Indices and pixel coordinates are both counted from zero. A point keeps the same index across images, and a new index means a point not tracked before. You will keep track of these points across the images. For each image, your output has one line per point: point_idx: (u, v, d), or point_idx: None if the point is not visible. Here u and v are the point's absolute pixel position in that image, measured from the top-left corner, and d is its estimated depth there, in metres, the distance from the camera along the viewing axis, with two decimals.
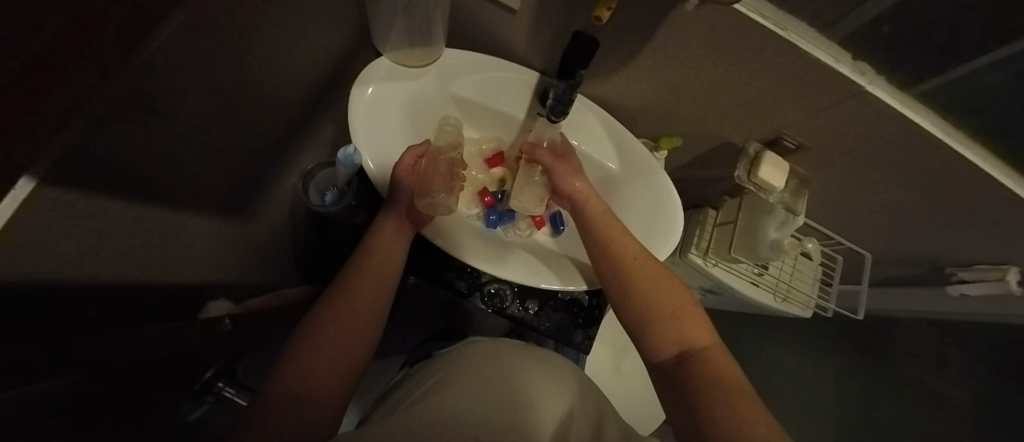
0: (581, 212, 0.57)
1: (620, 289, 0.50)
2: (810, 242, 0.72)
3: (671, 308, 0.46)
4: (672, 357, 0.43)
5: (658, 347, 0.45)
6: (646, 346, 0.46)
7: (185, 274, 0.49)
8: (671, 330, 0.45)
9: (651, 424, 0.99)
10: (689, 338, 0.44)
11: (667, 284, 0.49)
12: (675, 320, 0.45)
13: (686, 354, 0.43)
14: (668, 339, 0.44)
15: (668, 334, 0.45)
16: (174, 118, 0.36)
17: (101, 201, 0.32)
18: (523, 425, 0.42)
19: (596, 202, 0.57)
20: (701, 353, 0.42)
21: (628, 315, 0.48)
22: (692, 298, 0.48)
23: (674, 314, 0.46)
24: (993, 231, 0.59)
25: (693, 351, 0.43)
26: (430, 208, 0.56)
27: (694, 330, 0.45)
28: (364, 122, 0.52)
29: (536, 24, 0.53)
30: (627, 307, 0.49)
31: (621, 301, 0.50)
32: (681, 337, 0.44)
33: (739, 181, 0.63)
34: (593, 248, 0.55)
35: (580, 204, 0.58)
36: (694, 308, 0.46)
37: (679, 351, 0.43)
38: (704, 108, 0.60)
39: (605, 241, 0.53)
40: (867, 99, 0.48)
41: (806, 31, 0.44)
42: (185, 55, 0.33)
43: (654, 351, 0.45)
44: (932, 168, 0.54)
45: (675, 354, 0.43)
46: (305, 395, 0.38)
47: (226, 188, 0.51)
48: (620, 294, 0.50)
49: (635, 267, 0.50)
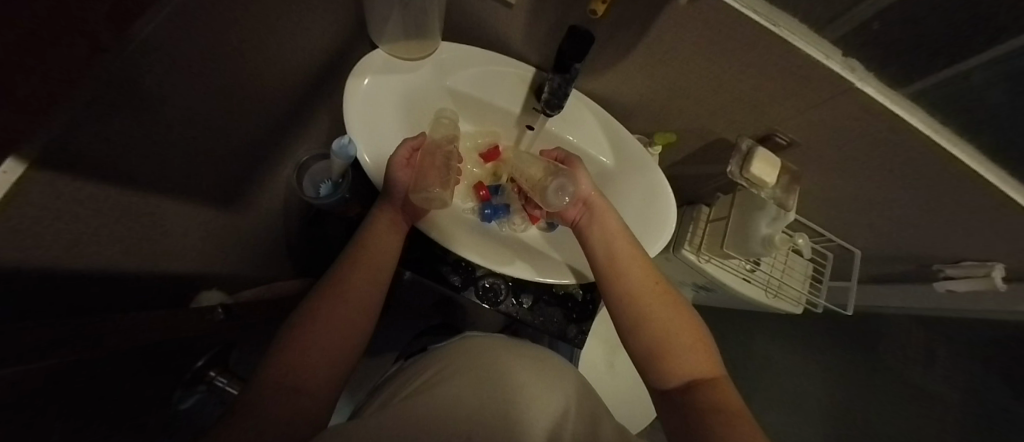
0: (586, 225, 0.55)
1: (629, 311, 0.47)
2: (801, 238, 0.71)
3: (680, 336, 0.44)
4: (677, 387, 0.42)
5: (664, 375, 0.43)
6: (650, 373, 0.44)
7: (176, 264, 0.49)
8: (678, 358, 0.43)
9: (642, 420, 1.01)
10: (695, 367, 0.42)
11: (676, 310, 0.46)
12: (683, 348, 0.43)
13: (692, 384, 0.41)
14: (674, 368, 0.42)
15: (675, 362, 0.42)
16: (166, 106, 0.36)
17: (90, 187, 0.32)
18: (515, 421, 0.42)
19: (608, 216, 0.54)
20: (707, 384, 0.41)
21: (634, 338, 0.46)
22: (700, 324, 0.46)
23: (685, 341, 0.44)
24: (979, 228, 0.60)
25: (699, 381, 0.41)
26: (425, 202, 0.55)
27: (699, 358, 0.43)
28: (359, 113, 0.52)
29: (533, 19, 0.53)
30: (634, 330, 0.46)
31: (628, 323, 0.46)
32: (689, 365, 0.42)
33: (732, 176, 0.63)
34: (602, 264, 0.51)
35: (590, 218, 0.55)
36: (703, 336, 0.45)
37: (686, 381, 0.42)
38: (698, 104, 0.60)
39: (614, 258, 0.50)
40: (856, 95, 0.49)
41: (797, 27, 0.45)
42: (175, 42, 0.33)
43: (659, 379, 0.43)
44: (920, 166, 0.55)
45: (681, 383, 0.42)
46: (296, 386, 0.38)
47: (219, 179, 0.51)
48: (627, 315, 0.46)
49: (646, 291, 0.47)
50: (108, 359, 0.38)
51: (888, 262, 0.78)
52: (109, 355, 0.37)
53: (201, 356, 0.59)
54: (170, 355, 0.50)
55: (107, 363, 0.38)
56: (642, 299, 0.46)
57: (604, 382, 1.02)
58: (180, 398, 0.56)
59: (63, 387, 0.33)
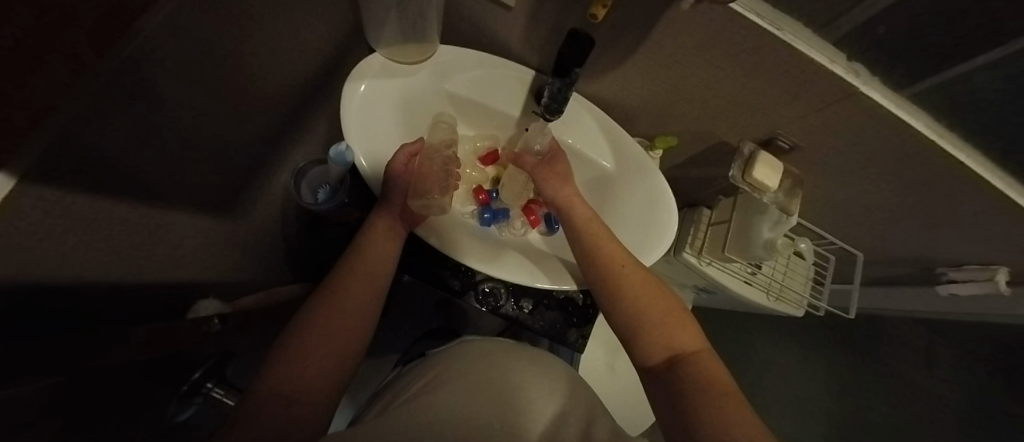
0: (570, 215, 0.56)
1: (609, 295, 0.49)
2: (803, 242, 0.71)
3: (659, 314, 0.46)
4: (661, 363, 0.43)
5: (648, 351, 0.44)
6: (635, 350, 0.46)
7: (172, 272, 0.49)
8: (660, 334, 0.44)
9: (642, 422, 1.00)
10: (677, 342, 0.44)
11: (654, 290, 0.48)
12: (665, 324, 0.45)
13: (674, 358, 0.42)
14: (657, 344, 0.44)
15: (656, 340, 0.44)
16: (159, 113, 0.35)
17: (84, 199, 0.31)
18: (514, 425, 0.42)
19: (581, 209, 0.56)
20: (692, 357, 0.42)
21: (617, 319, 0.48)
22: (680, 303, 0.48)
23: (664, 319, 0.45)
24: (983, 231, 0.59)
25: (681, 355, 0.43)
26: (425, 209, 0.56)
27: (682, 332, 0.44)
28: (357, 118, 0.51)
29: (532, 22, 0.52)
30: (616, 311, 0.48)
31: (610, 306, 0.49)
32: (671, 340, 0.44)
33: (734, 181, 0.62)
34: (581, 252, 0.53)
35: (566, 211, 0.57)
36: (682, 313, 0.46)
37: (668, 355, 0.43)
38: (699, 107, 0.60)
39: (593, 245, 0.52)
40: (860, 99, 0.48)
41: (802, 31, 0.44)
42: (168, 49, 0.32)
43: (644, 356, 0.44)
44: (925, 170, 0.55)
45: (663, 359, 0.43)
46: (294, 395, 0.38)
47: (215, 186, 0.50)
48: (608, 298, 0.49)
49: (623, 274, 0.49)
50: (100, 375, 0.37)
51: (889, 265, 0.78)
52: (107, 367, 0.37)
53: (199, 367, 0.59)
54: (168, 364, 0.50)
55: (100, 377, 0.38)
56: (620, 282, 0.49)
57: (605, 384, 1.02)
58: (177, 411, 0.54)
59: (61, 404, 0.33)
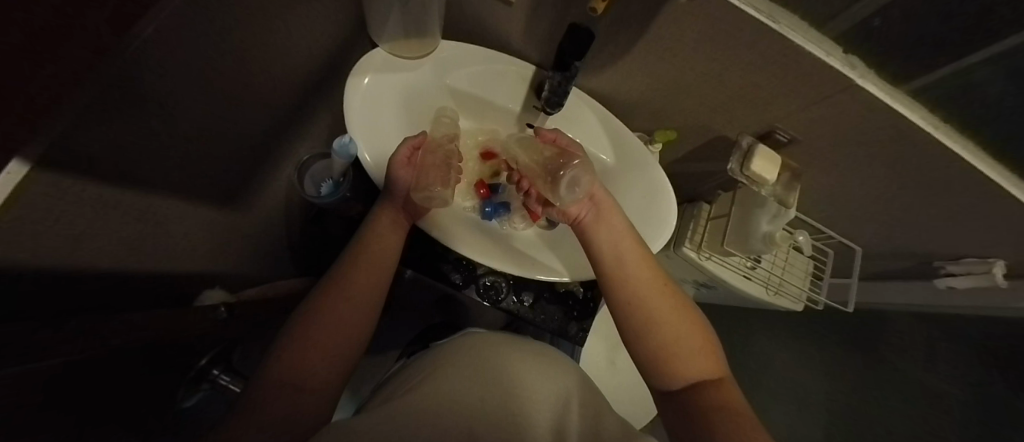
0: (591, 224, 0.52)
1: (631, 314, 0.46)
2: (800, 236, 0.70)
3: (681, 338, 0.44)
4: (680, 388, 0.42)
5: (666, 378, 0.43)
6: (652, 371, 0.44)
7: (176, 263, 0.49)
8: (680, 363, 0.42)
9: (642, 417, 1.01)
10: (699, 368, 0.42)
11: (676, 310, 0.46)
12: (687, 352, 0.43)
13: (695, 385, 0.42)
14: (677, 369, 0.42)
15: (676, 363, 0.43)
16: (166, 106, 0.36)
17: (94, 188, 0.32)
18: (514, 414, 0.42)
19: (599, 217, 0.53)
20: (710, 386, 0.41)
21: (634, 337, 0.45)
22: (702, 323, 0.46)
23: (686, 342, 0.43)
24: (981, 224, 0.60)
25: (702, 382, 0.42)
26: (426, 201, 0.55)
27: (702, 359, 0.43)
28: (360, 112, 0.52)
29: (532, 17, 0.53)
30: (634, 329, 0.45)
31: (629, 322, 0.46)
32: (693, 367, 0.42)
33: (733, 174, 0.64)
34: (600, 264, 0.50)
35: (581, 220, 0.54)
36: (705, 336, 0.45)
37: (689, 381, 0.42)
38: (697, 101, 0.60)
39: (611, 259, 0.49)
40: (857, 92, 0.49)
41: (797, 23, 0.45)
42: (176, 43, 0.33)
43: (661, 381, 0.43)
44: (922, 162, 0.55)
45: (683, 385, 0.42)
46: (297, 384, 0.38)
47: (219, 179, 0.51)
48: (628, 317, 0.46)
49: (644, 293, 0.46)
50: (105, 364, 0.38)
51: (889, 259, 0.78)
52: (111, 355, 0.38)
53: (205, 354, 0.60)
54: (173, 355, 0.51)
55: (107, 365, 0.38)
56: (642, 299, 0.45)
57: (605, 379, 1.02)
58: (183, 396, 0.59)
59: (64, 388, 0.33)
